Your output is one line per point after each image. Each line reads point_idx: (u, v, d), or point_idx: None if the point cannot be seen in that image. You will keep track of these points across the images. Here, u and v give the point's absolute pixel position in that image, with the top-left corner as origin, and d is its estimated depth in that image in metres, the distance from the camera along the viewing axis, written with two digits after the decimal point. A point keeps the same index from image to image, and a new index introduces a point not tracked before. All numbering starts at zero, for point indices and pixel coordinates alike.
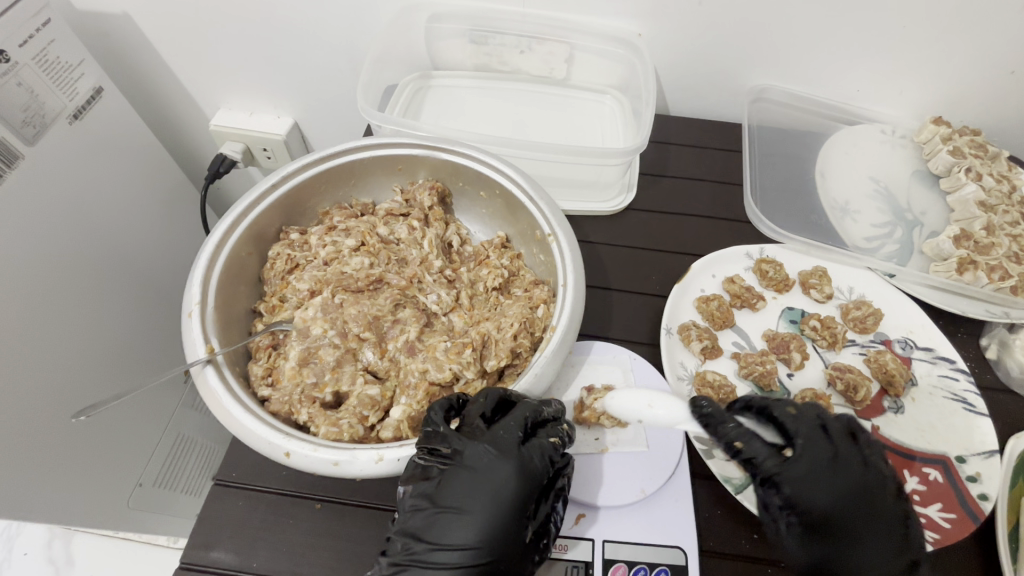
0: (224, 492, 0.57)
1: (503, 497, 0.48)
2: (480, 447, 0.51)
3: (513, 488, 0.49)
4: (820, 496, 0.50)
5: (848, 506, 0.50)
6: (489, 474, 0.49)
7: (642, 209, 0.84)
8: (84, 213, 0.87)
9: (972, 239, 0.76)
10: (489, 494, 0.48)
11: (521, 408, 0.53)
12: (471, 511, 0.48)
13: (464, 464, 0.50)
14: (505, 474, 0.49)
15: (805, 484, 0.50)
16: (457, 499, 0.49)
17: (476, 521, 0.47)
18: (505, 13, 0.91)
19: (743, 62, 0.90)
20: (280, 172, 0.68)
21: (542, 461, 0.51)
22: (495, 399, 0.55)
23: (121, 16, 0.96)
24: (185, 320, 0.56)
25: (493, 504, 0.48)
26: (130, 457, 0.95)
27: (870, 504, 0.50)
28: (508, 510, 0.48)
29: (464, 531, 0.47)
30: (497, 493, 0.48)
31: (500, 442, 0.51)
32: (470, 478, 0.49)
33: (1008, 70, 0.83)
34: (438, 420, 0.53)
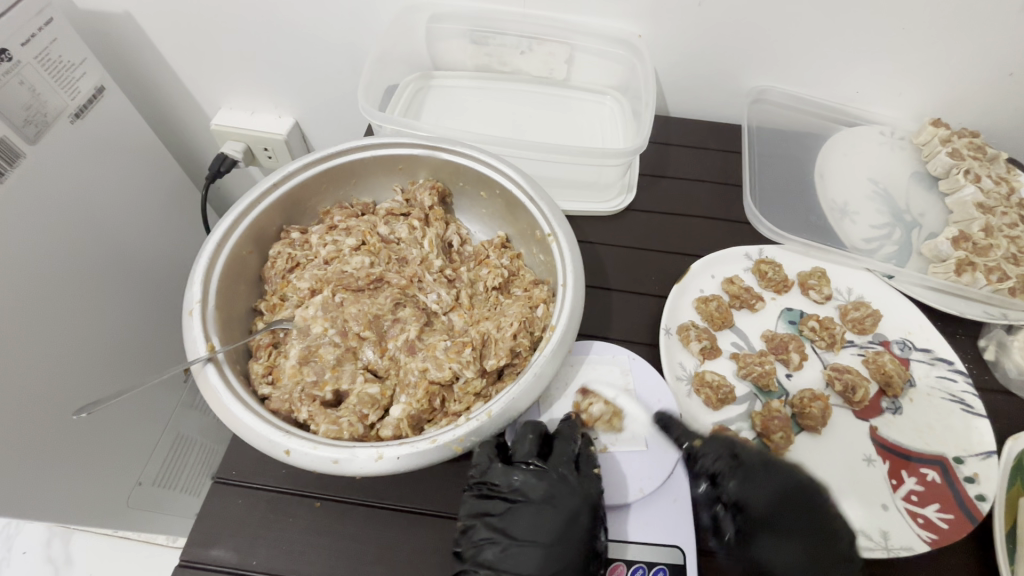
0: (225, 490, 0.57)
1: (574, 527, 0.53)
2: (544, 482, 0.55)
3: (586, 519, 0.53)
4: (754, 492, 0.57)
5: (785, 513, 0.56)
6: (557, 506, 0.54)
7: (642, 210, 0.84)
8: (84, 211, 0.87)
9: (970, 241, 0.76)
10: (563, 527, 0.53)
11: (563, 443, 0.58)
12: (545, 543, 0.53)
13: (534, 500, 0.55)
14: (574, 505, 0.54)
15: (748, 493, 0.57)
16: (527, 531, 0.53)
17: (549, 551, 0.52)
18: (506, 14, 0.91)
19: (742, 63, 0.90)
20: (281, 172, 0.68)
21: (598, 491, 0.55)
22: (539, 433, 0.59)
23: (123, 15, 0.96)
24: (186, 318, 0.56)
25: (568, 535, 0.53)
26: (130, 455, 0.95)
27: (806, 505, 0.56)
28: (581, 541, 0.52)
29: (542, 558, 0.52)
30: (569, 525, 0.53)
31: (565, 476, 0.56)
32: (541, 512, 0.54)
33: (1007, 72, 0.84)
34: (489, 455, 0.57)
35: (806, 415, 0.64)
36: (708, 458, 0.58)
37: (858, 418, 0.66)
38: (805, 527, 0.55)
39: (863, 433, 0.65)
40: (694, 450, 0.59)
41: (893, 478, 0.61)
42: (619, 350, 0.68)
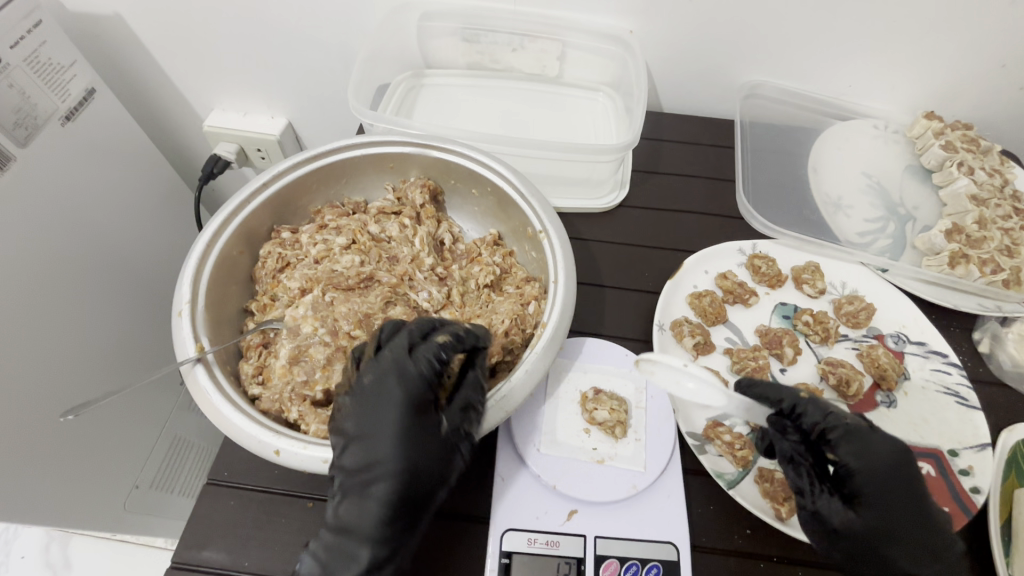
0: (215, 492, 0.57)
1: (397, 408, 0.50)
2: (372, 371, 0.52)
3: (404, 398, 0.51)
4: (875, 460, 0.51)
5: (894, 486, 0.51)
6: (382, 392, 0.51)
7: (635, 206, 0.84)
8: (76, 214, 0.87)
9: (964, 233, 0.76)
10: (385, 414, 0.50)
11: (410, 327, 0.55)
12: (374, 429, 0.50)
13: (368, 391, 0.51)
14: (395, 388, 0.51)
15: (863, 453, 0.52)
16: (358, 424, 0.50)
17: (379, 437, 0.49)
18: (497, 12, 0.91)
19: (735, 59, 0.90)
20: (271, 172, 0.68)
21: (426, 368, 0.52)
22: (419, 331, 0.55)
23: (113, 17, 0.96)
24: (175, 318, 0.56)
25: (390, 419, 0.50)
26: (126, 459, 0.95)
27: (913, 481, 0.51)
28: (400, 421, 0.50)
29: (371, 446, 0.49)
30: (393, 406, 0.50)
31: (387, 362, 0.52)
32: (365, 403, 0.51)
33: (1000, 64, 0.84)
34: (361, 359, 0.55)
35: None
36: (813, 415, 0.54)
37: (853, 412, 0.66)
38: (906, 496, 0.51)
39: None
40: (798, 407, 0.54)
41: None
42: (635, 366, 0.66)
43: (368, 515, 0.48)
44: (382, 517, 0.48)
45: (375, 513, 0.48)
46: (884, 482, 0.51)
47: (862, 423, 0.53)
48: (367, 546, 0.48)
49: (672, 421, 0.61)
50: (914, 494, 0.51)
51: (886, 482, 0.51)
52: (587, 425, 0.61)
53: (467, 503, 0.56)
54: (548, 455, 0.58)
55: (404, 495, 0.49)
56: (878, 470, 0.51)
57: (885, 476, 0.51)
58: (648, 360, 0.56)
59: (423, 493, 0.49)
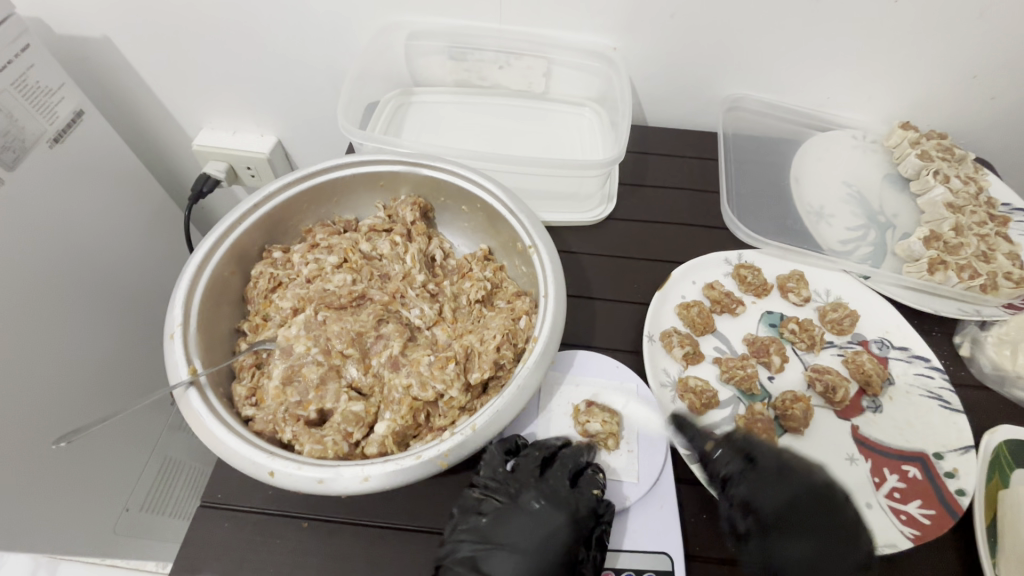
0: (208, 514, 0.56)
1: (554, 538, 0.53)
2: (534, 493, 0.56)
3: (567, 534, 0.53)
4: (768, 497, 0.54)
5: (791, 520, 0.53)
6: (543, 520, 0.54)
7: (622, 218, 0.85)
8: (64, 235, 0.87)
9: (941, 240, 0.79)
10: (541, 539, 0.53)
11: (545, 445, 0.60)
12: (526, 550, 0.52)
13: (518, 506, 0.55)
14: (559, 520, 0.54)
15: (755, 489, 0.54)
16: (515, 541, 0.53)
17: (527, 558, 0.52)
18: (483, 31, 0.93)
19: (716, 73, 0.92)
20: (262, 192, 0.69)
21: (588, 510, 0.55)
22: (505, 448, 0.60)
23: (101, 39, 0.97)
24: (167, 341, 0.56)
25: (542, 545, 0.53)
26: (115, 481, 0.94)
27: (810, 516, 0.53)
28: (555, 546, 0.53)
29: (516, 567, 0.51)
30: (548, 542, 0.53)
31: (552, 487, 0.56)
32: (522, 522, 0.54)
33: (970, 76, 0.87)
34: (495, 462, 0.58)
35: (789, 417, 0.65)
36: (721, 461, 0.57)
37: (841, 418, 0.67)
38: (802, 531, 0.52)
39: (845, 432, 0.66)
40: (709, 452, 0.58)
41: (876, 476, 0.62)
42: (625, 378, 0.67)
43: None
44: None
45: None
46: (780, 515, 0.53)
47: (764, 461, 0.56)
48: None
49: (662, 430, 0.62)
50: (815, 527, 0.52)
51: (778, 515, 0.53)
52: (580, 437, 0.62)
53: None
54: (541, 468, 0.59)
55: None
56: (771, 504, 0.54)
57: (781, 512, 0.53)
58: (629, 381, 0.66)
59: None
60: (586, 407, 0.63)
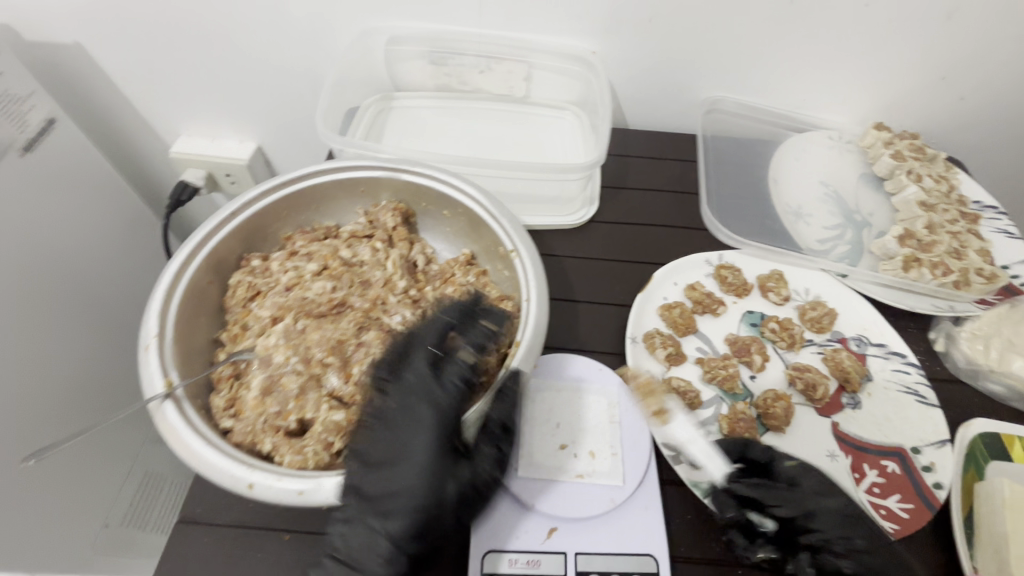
0: (187, 529, 0.55)
1: (428, 433, 0.52)
2: (394, 396, 0.55)
3: (435, 424, 0.53)
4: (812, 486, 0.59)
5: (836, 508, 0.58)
6: (409, 417, 0.53)
7: (604, 221, 0.85)
8: (35, 245, 0.85)
9: (915, 238, 0.80)
10: (415, 440, 0.52)
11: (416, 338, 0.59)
12: (401, 457, 0.51)
13: (390, 416, 0.54)
14: (427, 412, 0.53)
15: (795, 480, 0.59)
16: (388, 448, 0.52)
17: (401, 461, 0.51)
18: (462, 36, 0.93)
19: (693, 76, 0.93)
20: (239, 200, 0.68)
21: (455, 393, 0.55)
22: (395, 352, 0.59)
23: (73, 45, 0.95)
24: (141, 353, 0.54)
25: (417, 446, 0.52)
26: (94, 497, 0.92)
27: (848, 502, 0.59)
28: (432, 441, 0.52)
29: (397, 471, 0.51)
30: (428, 437, 0.52)
31: (413, 387, 0.55)
32: (398, 429, 0.53)
33: (939, 77, 0.89)
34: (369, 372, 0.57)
35: (771, 415, 0.65)
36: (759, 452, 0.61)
37: (821, 415, 0.67)
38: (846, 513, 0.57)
39: (826, 430, 0.66)
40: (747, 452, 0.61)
41: (855, 472, 0.63)
42: (607, 381, 0.66)
43: (378, 549, 0.48)
44: (405, 535, 0.49)
45: (387, 548, 0.48)
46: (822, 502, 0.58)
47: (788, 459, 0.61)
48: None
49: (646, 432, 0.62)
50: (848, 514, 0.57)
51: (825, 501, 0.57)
52: (563, 440, 0.60)
53: None
54: (524, 473, 0.58)
55: (432, 511, 0.50)
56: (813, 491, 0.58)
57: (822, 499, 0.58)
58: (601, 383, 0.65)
59: (442, 531, 0.50)
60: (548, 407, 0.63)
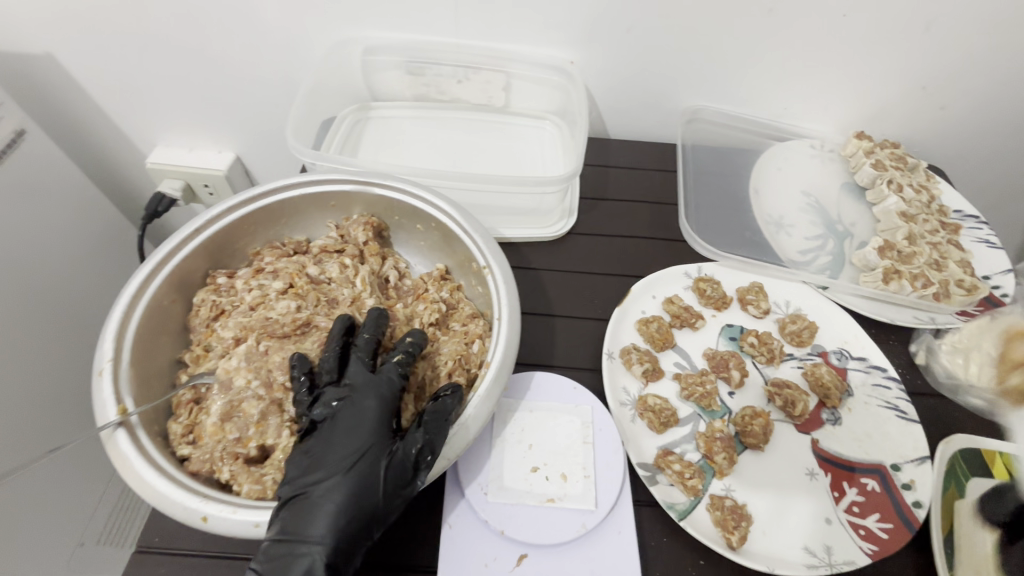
0: (144, 560, 0.53)
1: (365, 419, 0.52)
2: (336, 393, 0.55)
3: (372, 412, 0.53)
4: None
5: None
6: (349, 410, 0.53)
7: (583, 233, 0.84)
8: (3, 261, 0.83)
9: (895, 249, 0.79)
10: (351, 429, 0.52)
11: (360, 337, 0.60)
12: (336, 445, 0.51)
13: (330, 412, 0.53)
14: (365, 400, 0.54)
15: None
16: (326, 441, 0.51)
17: (337, 451, 0.50)
18: (440, 46, 0.91)
19: (674, 86, 0.93)
20: (203, 217, 0.66)
21: (396, 375, 0.56)
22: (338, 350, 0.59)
23: (44, 55, 0.93)
24: (95, 378, 0.53)
25: (354, 433, 0.52)
26: (67, 516, 0.89)
27: None
28: (369, 428, 0.52)
29: (333, 462, 0.50)
30: (365, 423, 0.52)
31: (353, 382, 0.55)
32: (337, 423, 0.52)
33: (920, 86, 0.89)
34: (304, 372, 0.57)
35: (748, 433, 0.64)
36: None
37: (800, 432, 0.66)
38: None
39: (806, 447, 0.65)
40: None
41: (835, 491, 0.62)
42: (580, 401, 0.64)
43: (318, 524, 0.46)
44: (334, 520, 0.47)
45: (327, 522, 0.47)
46: None
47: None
48: (304, 560, 0.45)
49: (620, 453, 0.60)
50: None
51: None
52: (534, 462, 0.59)
53: (414, 552, 0.54)
54: (493, 497, 0.56)
55: (363, 492, 0.48)
56: None
57: None
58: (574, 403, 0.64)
59: (377, 505, 0.48)
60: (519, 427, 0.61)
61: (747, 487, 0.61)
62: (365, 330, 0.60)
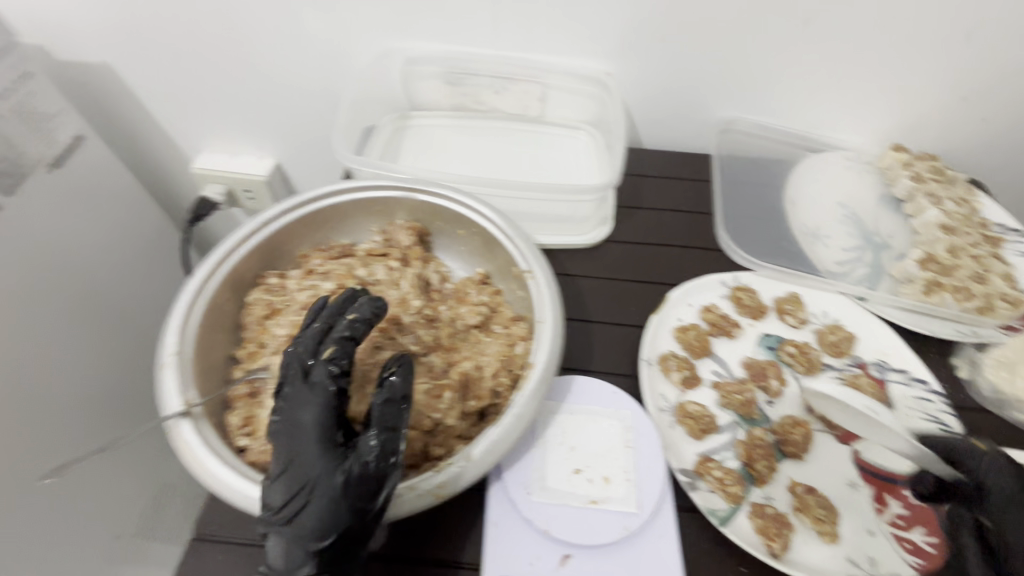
0: (200, 547, 0.55)
1: (313, 437, 0.49)
2: (285, 406, 0.51)
3: (319, 429, 0.50)
4: None
5: None
6: (298, 428, 0.50)
7: (619, 241, 0.85)
8: (57, 258, 0.87)
9: (936, 262, 0.79)
10: (303, 448, 0.49)
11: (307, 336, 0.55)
12: (293, 467, 0.49)
13: (280, 429, 0.51)
14: (308, 416, 0.50)
15: None
16: (282, 463, 0.49)
17: (293, 474, 0.48)
18: (478, 56, 0.94)
19: (710, 96, 0.93)
20: (259, 219, 0.70)
21: (330, 383, 0.52)
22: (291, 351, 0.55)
23: (102, 65, 0.99)
24: (159, 371, 0.56)
25: (306, 454, 0.49)
26: (111, 507, 0.93)
27: None
28: (319, 446, 0.49)
29: (291, 485, 0.48)
30: (316, 442, 0.49)
31: (298, 393, 0.51)
32: (289, 441, 0.50)
33: (958, 98, 0.88)
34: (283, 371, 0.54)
35: (788, 442, 0.64)
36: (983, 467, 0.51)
37: (841, 443, 0.66)
38: None
39: (847, 459, 0.65)
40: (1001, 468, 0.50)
41: (878, 503, 0.61)
42: (620, 405, 0.65)
43: (300, 554, 0.47)
44: (309, 550, 0.47)
45: (303, 550, 0.47)
46: None
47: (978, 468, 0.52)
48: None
49: (660, 457, 0.60)
50: None
51: None
52: (577, 464, 0.60)
53: (458, 548, 0.55)
54: (536, 495, 0.57)
55: (331, 517, 0.47)
56: None
57: None
58: (614, 407, 0.64)
59: (348, 528, 0.47)
60: (559, 429, 0.62)
61: (789, 497, 0.61)
62: (311, 329, 0.56)
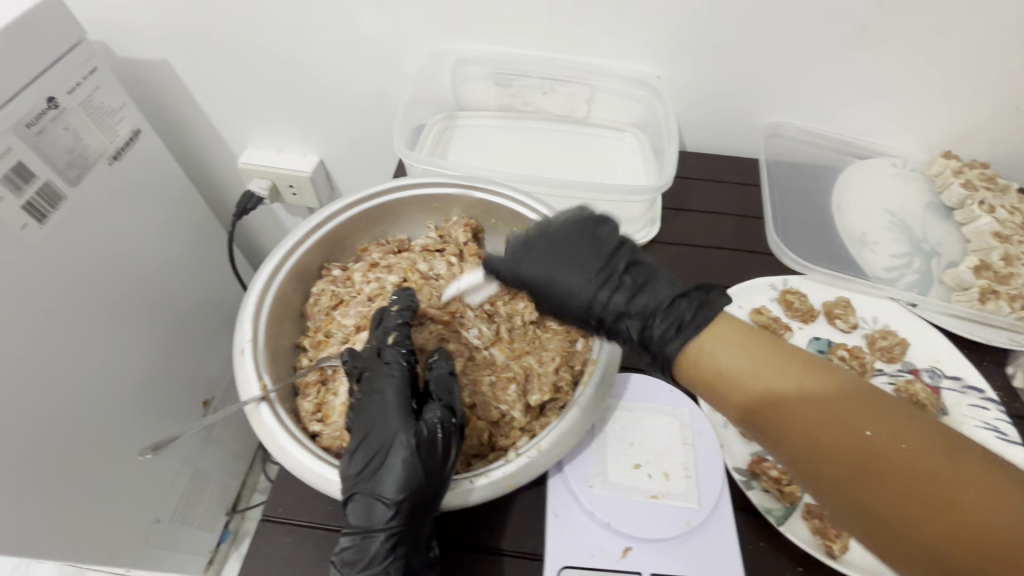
0: (267, 527, 0.57)
1: (388, 407, 0.54)
2: (363, 384, 0.56)
3: (392, 400, 0.55)
4: None
5: None
6: (373, 401, 0.55)
7: (667, 242, 0.86)
8: (113, 247, 0.90)
9: (992, 270, 0.78)
10: (379, 418, 0.54)
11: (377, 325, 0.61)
12: (371, 435, 0.53)
13: (358, 404, 0.55)
14: (382, 390, 0.55)
15: None
16: (361, 432, 0.54)
17: (371, 441, 0.53)
18: (529, 58, 0.95)
19: (758, 101, 0.94)
20: (324, 212, 0.71)
21: (402, 360, 0.57)
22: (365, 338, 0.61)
23: (160, 62, 1.02)
24: (238, 356, 0.58)
25: (383, 423, 0.54)
26: (149, 495, 0.97)
27: None
28: (394, 415, 0.54)
29: (370, 450, 0.52)
30: (390, 412, 0.54)
31: (373, 372, 0.57)
32: (367, 414, 0.54)
33: (1012, 107, 0.88)
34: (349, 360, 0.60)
35: None
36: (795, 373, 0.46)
37: None
38: None
39: None
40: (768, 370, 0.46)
41: None
42: (677, 403, 0.65)
43: (378, 513, 0.51)
44: (387, 510, 0.50)
45: (383, 510, 0.50)
46: None
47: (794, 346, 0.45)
48: (377, 543, 0.50)
49: (719, 456, 0.61)
50: None
51: None
52: (636, 459, 0.61)
53: (517, 540, 0.56)
54: (596, 488, 0.58)
55: (407, 479, 0.51)
56: None
57: None
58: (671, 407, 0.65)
59: (423, 490, 0.51)
60: (618, 424, 0.63)
61: None
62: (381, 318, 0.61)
